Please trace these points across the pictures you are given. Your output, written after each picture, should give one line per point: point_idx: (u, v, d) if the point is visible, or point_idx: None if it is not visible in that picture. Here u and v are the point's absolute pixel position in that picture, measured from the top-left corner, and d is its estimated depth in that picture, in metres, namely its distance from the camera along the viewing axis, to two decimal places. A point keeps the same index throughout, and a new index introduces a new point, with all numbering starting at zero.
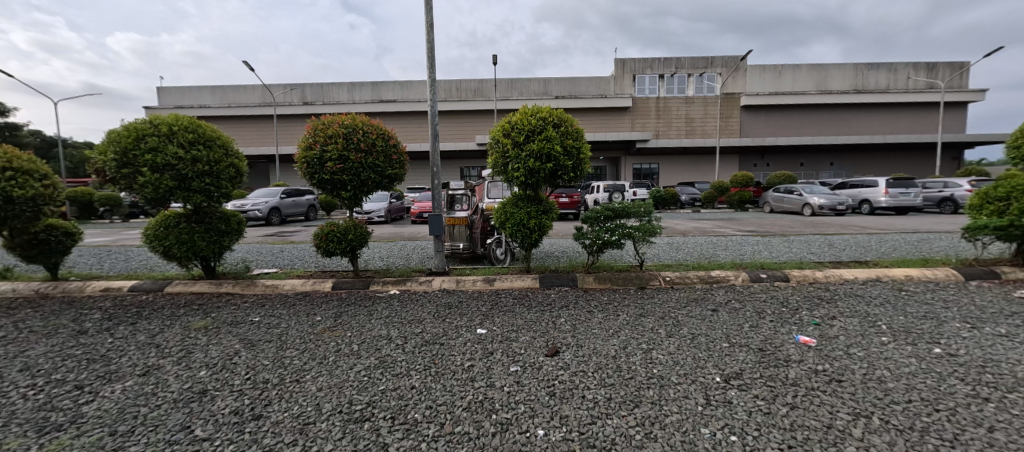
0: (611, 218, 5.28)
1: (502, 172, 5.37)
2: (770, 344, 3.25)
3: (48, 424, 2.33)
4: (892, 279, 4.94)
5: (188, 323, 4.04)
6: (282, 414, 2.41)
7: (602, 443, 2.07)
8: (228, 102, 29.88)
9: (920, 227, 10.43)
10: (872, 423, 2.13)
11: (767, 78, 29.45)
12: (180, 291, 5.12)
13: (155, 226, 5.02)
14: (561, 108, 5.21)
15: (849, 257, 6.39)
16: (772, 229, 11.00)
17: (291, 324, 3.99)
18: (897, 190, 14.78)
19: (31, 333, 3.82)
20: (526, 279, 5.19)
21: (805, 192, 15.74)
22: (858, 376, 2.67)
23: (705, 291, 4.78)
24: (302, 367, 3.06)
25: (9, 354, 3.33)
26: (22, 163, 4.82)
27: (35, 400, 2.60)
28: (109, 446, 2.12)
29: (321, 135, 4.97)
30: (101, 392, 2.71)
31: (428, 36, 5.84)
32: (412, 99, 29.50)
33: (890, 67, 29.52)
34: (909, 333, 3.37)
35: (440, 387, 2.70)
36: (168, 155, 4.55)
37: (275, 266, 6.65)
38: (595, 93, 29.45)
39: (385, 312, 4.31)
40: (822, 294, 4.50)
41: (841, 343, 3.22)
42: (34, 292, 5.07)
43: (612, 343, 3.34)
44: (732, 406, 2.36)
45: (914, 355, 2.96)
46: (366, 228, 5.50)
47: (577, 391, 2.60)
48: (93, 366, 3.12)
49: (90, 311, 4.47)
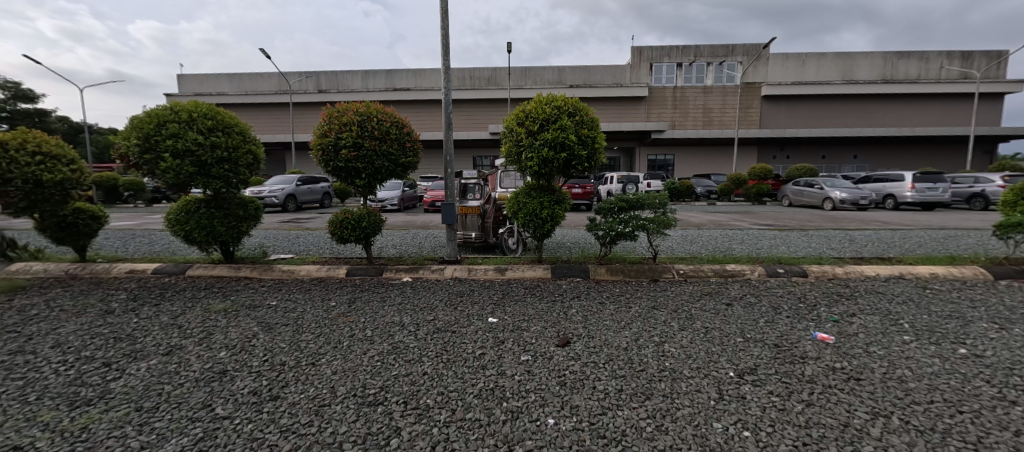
0: (625, 209, 5.19)
1: (515, 161, 5.33)
2: (786, 340, 3.19)
3: (79, 399, 2.44)
4: (916, 276, 4.80)
5: (209, 305, 4.16)
6: (298, 396, 2.47)
7: (612, 434, 2.07)
8: (246, 90, 30.36)
9: (948, 224, 10.03)
10: (891, 423, 2.09)
11: (790, 67, 28.63)
12: (201, 275, 5.25)
13: (176, 211, 5.13)
14: (576, 97, 5.11)
15: (870, 253, 6.23)
16: (790, 223, 10.76)
17: (306, 309, 4.06)
18: (924, 185, 14.26)
19: (62, 312, 3.98)
20: (537, 270, 5.17)
21: (825, 185, 15.27)
22: (878, 375, 2.60)
23: (719, 285, 4.71)
24: (317, 351, 3.12)
25: (42, 331, 3.48)
26: (52, 148, 4.99)
27: (66, 375, 2.72)
28: (136, 422, 2.20)
29: (337, 122, 4.98)
30: (128, 370, 2.82)
31: (443, 23, 5.80)
32: (426, 88, 29.63)
33: (922, 56, 28.43)
34: (933, 332, 3.27)
35: (451, 374, 2.73)
36: (188, 141, 4.63)
37: (293, 251, 6.82)
38: (610, 82, 29.03)
39: (398, 299, 4.37)
40: (842, 290, 4.40)
41: (860, 341, 3.14)
42: (63, 273, 5.26)
43: (624, 336, 3.32)
44: (746, 401, 2.33)
45: (938, 355, 2.87)
46: (380, 216, 5.54)
47: (588, 381, 2.61)
48: (119, 344, 3.24)
49: (117, 291, 4.64)
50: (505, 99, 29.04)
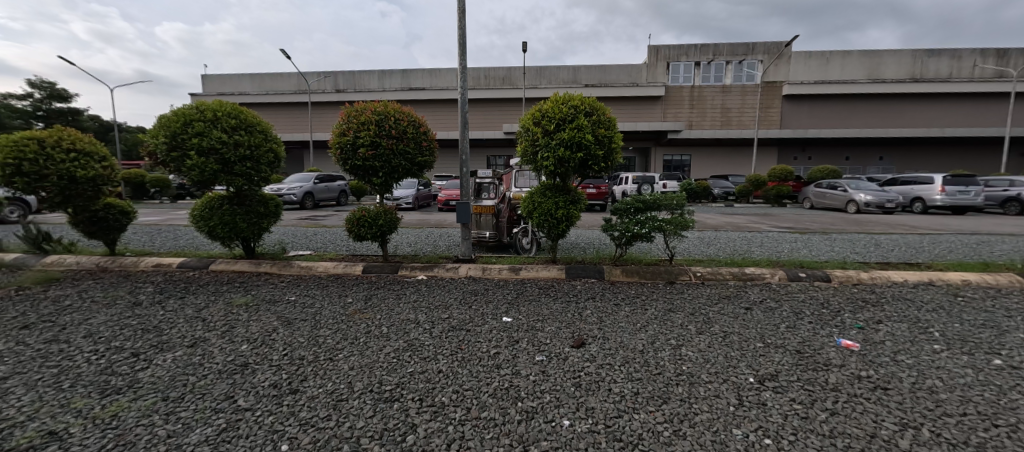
0: (641, 210, 5.14)
1: (531, 161, 5.31)
2: (808, 346, 3.11)
3: (109, 387, 2.52)
4: (946, 283, 4.63)
5: (231, 299, 4.26)
6: (317, 390, 2.52)
7: (628, 437, 2.05)
8: (266, 90, 31.05)
9: (979, 229, 9.65)
10: (921, 435, 2.02)
11: (813, 66, 27.90)
12: (223, 270, 5.39)
13: (200, 208, 5.27)
14: (593, 97, 5.07)
15: (897, 258, 6.03)
16: (811, 226, 10.50)
17: (324, 305, 4.14)
18: (954, 188, 13.74)
19: (94, 303, 4.14)
20: (551, 270, 5.16)
21: (849, 187, 14.86)
22: (906, 384, 2.52)
23: (738, 288, 4.63)
24: (334, 346, 3.17)
25: (74, 321, 3.62)
26: (84, 146, 5.19)
27: (97, 364, 2.82)
28: (163, 411, 2.28)
29: (355, 121, 5.04)
30: (155, 360, 2.91)
31: (460, 23, 5.83)
32: (442, 87, 29.83)
33: (954, 54, 27.38)
34: (965, 341, 3.15)
35: (466, 373, 2.74)
36: (212, 139, 4.75)
37: (310, 248, 6.95)
38: (626, 81, 28.74)
39: (413, 296, 4.41)
40: (867, 296, 4.27)
41: (887, 349, 3.04)
42: (94, 266, 5.47)
43: (640, 338, 3.29)
44: (767, 409, 2.28)
45: (971, 366, 2.76)
46: (396, 214, 5.59)
47: (603, 383, 2.58)
48: (146, 335, 3.35)
49: (144, 284, 4.80)
50: (520, 99, 29.04)
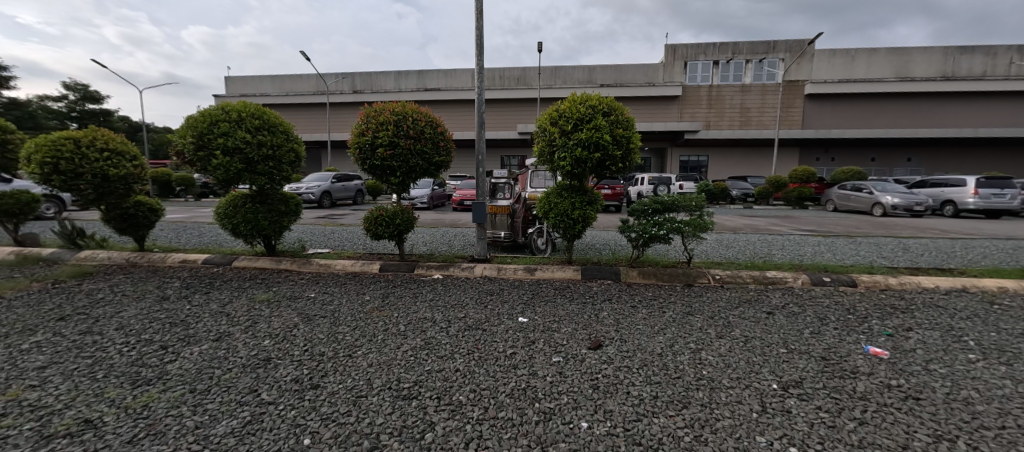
0: (659, 211, 5.07)
1: (548, 161, 5.29)
2: (833, 353, 3.03)
3: (140, 378, 2.62)
4: (981, 290, 4.44)
5: (253, 295, 4.37)
6: (337, 386, 2.56)
7: (649, 442, 2.03)
8: (286, 91, 31.70)
9: (1015, 234, 9.24)
10: (956, 448, 1.94)
11: (837, 64, 27.13)
12: (245, 266, 5.53)
13: (224, 206, 5.42)
14: (610, 96, 5.03)
15: (927, 263, 5.82)
16: (834, 229, 10.20)
17: (342, 302, 4.21)
18: (988, 191, 13.19)
19: (124, 296, 4.30)
20: (567, 270, 5.14)
21: (876, 190, 14.39)
22: (940, 395, 2.43)
23: (759, 292, 4.53)
24: (353, 343, 3.22)
25: (106, 314, 3.76)
26: (117, 145, 5.38)
27: (128, 356, 2.93)
28: (190, 403, 2.35)
29: (374, 122, 5.11)
30: (182, 353, 3.00)
31: (478, 23, 5.85)
32: (457, 88, 29.99)
33: (988, 51, 26.28)
34: (1003, 351, 3.02)
35: (483, 372, 2.75)
36: (237, 139, 4.88)
37: (328, 246, 7.07)
38: (642, 81, 28.44)
39: (430, 295, 4.46)
40: (896, 302, 4.12)
41: (918, 357, 2.94)
42: (124, 261, 5.67)
43: (658, 341, 3.25)
44: (792, 416, 2.23)
45: (1009, 376, 2.64)
46: (412, 214, 5.64)
47: (622, 386, 2.56)
48: (173, 329, 3.46)
49: (171, 279, 4.95)
50: (535, 99, 28.99)
